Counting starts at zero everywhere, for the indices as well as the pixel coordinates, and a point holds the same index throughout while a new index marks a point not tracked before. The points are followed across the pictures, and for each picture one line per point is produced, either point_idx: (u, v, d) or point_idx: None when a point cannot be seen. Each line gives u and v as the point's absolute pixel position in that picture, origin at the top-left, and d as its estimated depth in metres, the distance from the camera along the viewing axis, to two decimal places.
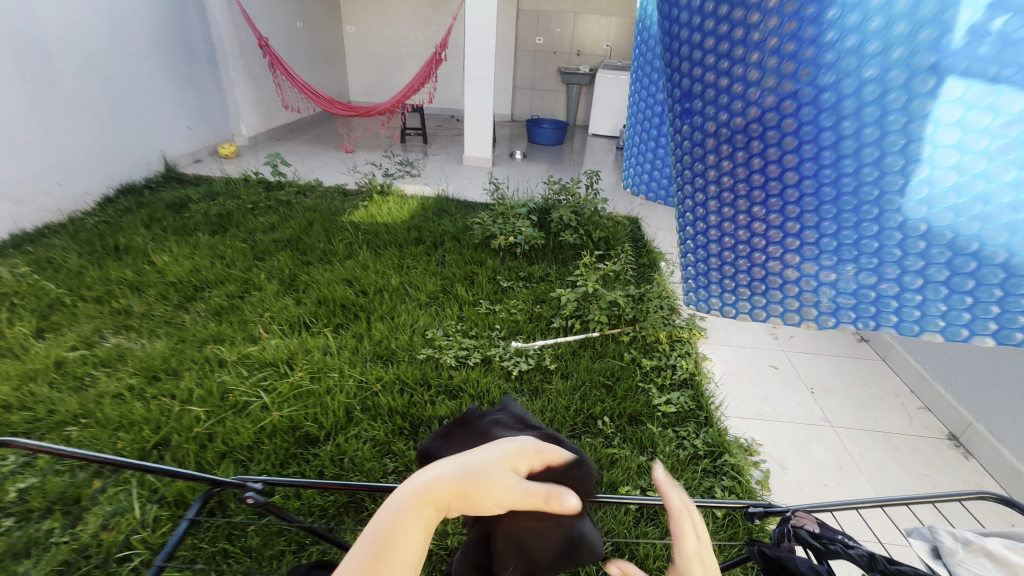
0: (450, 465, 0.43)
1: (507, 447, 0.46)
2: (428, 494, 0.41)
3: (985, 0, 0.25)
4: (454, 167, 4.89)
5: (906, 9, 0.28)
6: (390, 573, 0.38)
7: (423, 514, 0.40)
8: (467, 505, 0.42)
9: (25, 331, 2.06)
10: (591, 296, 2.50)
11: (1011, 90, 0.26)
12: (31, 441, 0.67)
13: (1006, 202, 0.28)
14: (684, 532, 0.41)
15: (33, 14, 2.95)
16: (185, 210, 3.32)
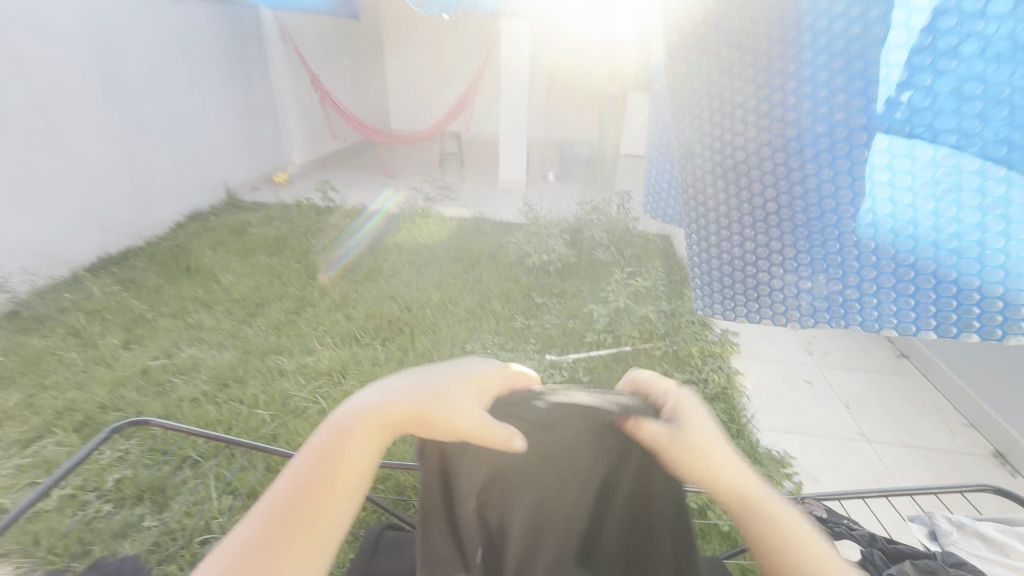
0: (415, 386, 0.51)
1: (474, 379, 0.52)
2: (383, 416, 0.49)
3: (895, 82, 0.39)
4: (489, 189, 5.10)
5: (842, 88, 0.41)
6: (339, 470, 0.49)
7: (378, 426, 0.50)
8: (421, 427, 0.50)
9: (115, 342, 2.32)
10: (623, 311, 2.59)
11: (922, 143, 0.40)
12: (164, 423, 0.92)
13: (928, 225, 0.41)
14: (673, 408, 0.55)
15: (121, 65, 3.37)
16: (246, 233, 3.63)
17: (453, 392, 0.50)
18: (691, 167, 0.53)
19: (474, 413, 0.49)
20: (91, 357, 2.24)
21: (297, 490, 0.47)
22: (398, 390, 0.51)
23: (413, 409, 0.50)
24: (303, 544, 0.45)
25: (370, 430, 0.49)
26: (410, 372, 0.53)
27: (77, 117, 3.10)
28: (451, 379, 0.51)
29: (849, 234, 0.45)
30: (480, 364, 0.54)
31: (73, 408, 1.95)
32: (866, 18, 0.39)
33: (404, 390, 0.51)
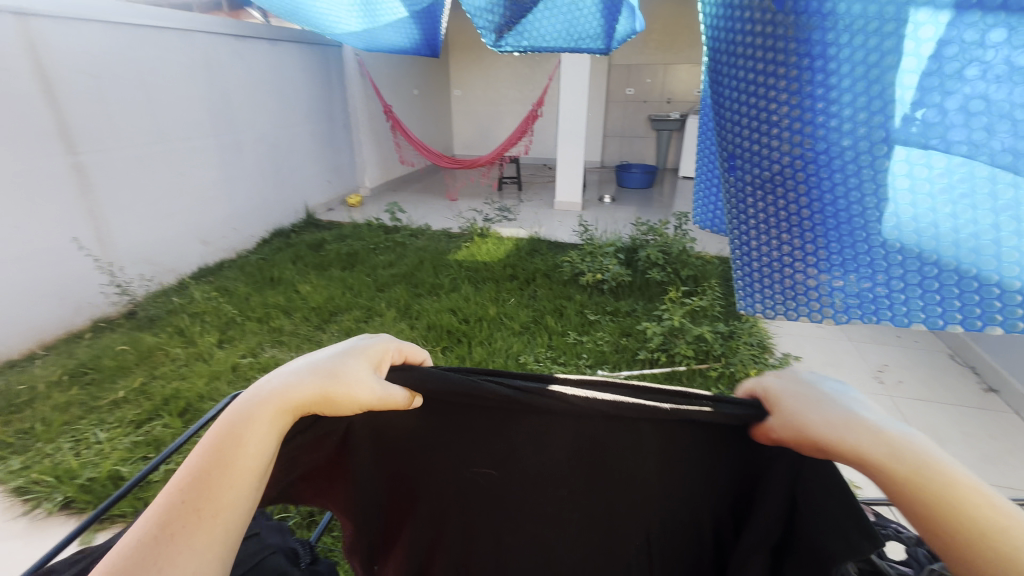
0: (310, 371, 0.61)
1: (365, 358, 0.64)
2: (288, 399, 0.59)
3: (909, 105, 0.51)
4: (546, 211, 5.24)
5: (868, 114, 0.54)
6: (236, 457, 0.55)
7: (280, 409, 0.59)
8: (326, 402, 0.61)
9: (211, 341, 2.62)
10: (677, 330, 2.59)
11: (938, 154, 0.51)
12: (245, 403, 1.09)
13: (949, 225, 0.52)
14: (776, 394, 0.62)
15: (228, 101, 3.87)
16: (322, 249, 3.98)
17: (350, 369, 0.62)
18: (733, 179, 0.65)
19: (368, 381, 0.62)
20: (191, 352, 2.54)
21: (191, 485, 0.52)
22: (294, 376, 0.61)
23: (317, 390, 0.60)
24: (208, 526, 0.50)
25: (271, 413, 0.58)
26: (304, 361, 0.63)
27: (192, 147, 3.58)
28: (345, 358, 0.63)
29: (875, 233, 0.56)
30: (370, 345, 0.66)
31: (176, 396, 2.21)
32: (881, 50, 0.52)
33: (302, 377, 0.61)
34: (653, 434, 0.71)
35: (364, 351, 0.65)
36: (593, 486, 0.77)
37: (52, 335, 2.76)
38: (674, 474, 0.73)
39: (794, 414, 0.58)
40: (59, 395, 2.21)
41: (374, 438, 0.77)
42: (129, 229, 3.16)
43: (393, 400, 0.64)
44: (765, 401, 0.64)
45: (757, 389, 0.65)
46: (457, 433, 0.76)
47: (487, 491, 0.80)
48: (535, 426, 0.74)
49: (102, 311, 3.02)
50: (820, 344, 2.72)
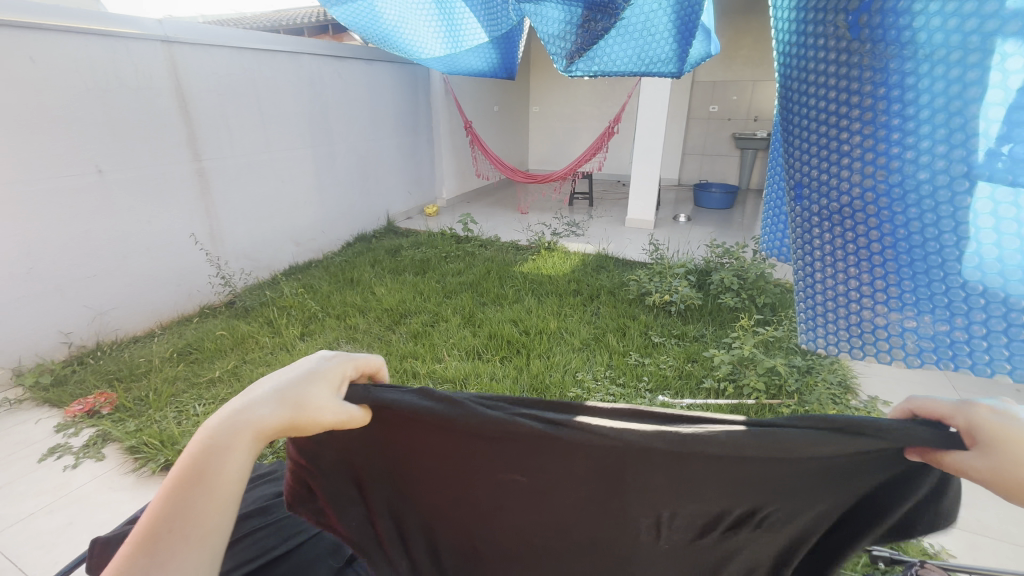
0: (277, 399, 0.60)
1: (330, 381, 0.65)
2: (260, 428, 0.59)
3: (993, 138, 0.49)
4: (616, 228, 5.17)
5: (945, 150, 0.51)
6: (214, 484, 0.56)
7: (256, 435, 0.59)
8: (300, 428, 0.61)
9: (294, 334, 2.87)
10: (749, 360, 2.44)
11: None
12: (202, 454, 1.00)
13: None
14: (987, 437, 0.53)
15: (325, 114, 4.24)
16: (399, 254, 4.21)
17: (316, 395, 0.62)
18: (800, 208, 0.64)
19: (333, 406, 0.63)
20: (277, 342, 2.80)
21: (172, 512, 0.54)
22: (259, 406, 0.60)
23: (285, 419, 0.60)
24: (196, 547, 0.54)
25: (245, 441, 0.58)
26: (272, 387, 0.62)
27: (292, 155, 3.96)
28: (310, 383, 0.63)
29: (953, 273, 0.53)
30: (333, 367, 0.67)
31: None
32: (964, 81, 0.49)
33: (271, 406, 0.60)
34: (667, 464, 0.65)
35: (325, 373, 0.65)
36: (604, 502, 0.71)
37: (168, 317, 3.17)
38: (692, 494, 0.67)
39: (1014, 469, 0.50)
40: (168, 369, 2.53)
41: (375, 444, 0.74)
42: (236, 228, 3.56)
43: (355, 422, 0.66)
44: (965, 434, 0.55)
45: (952, 418, 0.57)
46: (459, 448, 0.71)
47: (501, 498, 0.75)
48: (554, 452, 0.68)
49: (209, 299, 3.41)
50: (917, 390, 2.44)
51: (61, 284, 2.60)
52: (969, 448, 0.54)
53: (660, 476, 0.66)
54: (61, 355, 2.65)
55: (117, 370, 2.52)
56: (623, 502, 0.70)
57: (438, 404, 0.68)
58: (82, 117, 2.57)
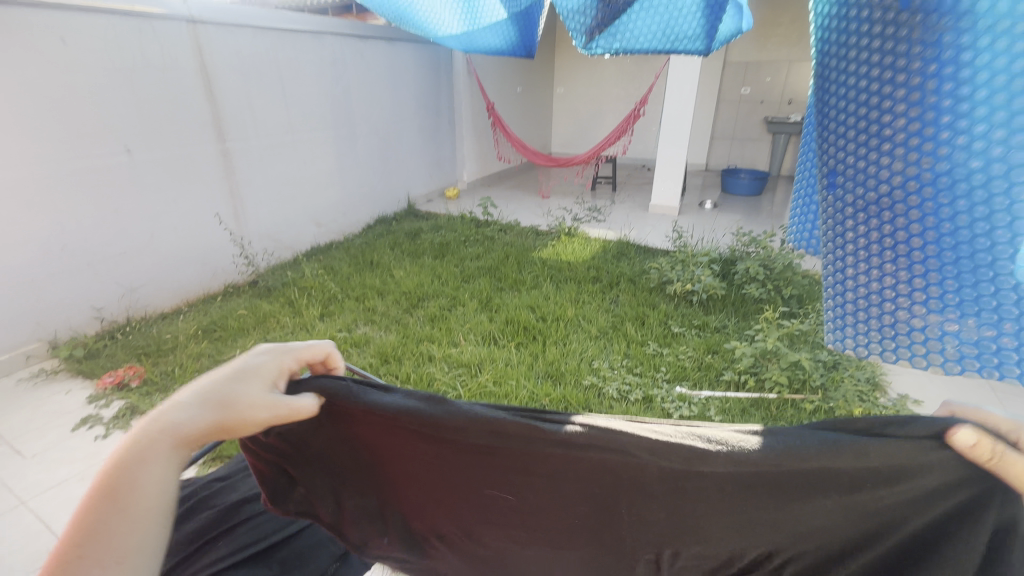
0: (199, 404, 0.60)
1: (257, 379, 0.65)
2: (182, 435, 0.58)
3: None
4: (639, 214, 5.06)
5: (1003, 135, 0.46)
6: (131, 501, 0.54)
7: (178, 443, 0.58)
8: (229, 429, 0.61)
9: (314, 314, 2.90)
10: (772, 353, 2.36)
11: None
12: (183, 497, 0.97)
13: None
14: None
15: (347, 95, 4.24)
16: (418, 237, 4.22)
17: (242, 395, 0.63)
18: (833, 196, 0.60)
19: (266, 402, 0.64)
20: (297, 322, 2.84)
21: (83, 539, 0.51)
22: (180, 412, 0.59)
23: (210, 419, 0.60)
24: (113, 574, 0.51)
25: (162, 451, 0.57)
26: (190, 395, 0.61)
27: (315, 137, 3.98)
28: (234, 385, 0.63)
29: (1003, 273, 0.49)
30: (257, 365, 0.67)
31: None
32: None
33: (191, 413, 0.59)
34: (658, 474, 0.66)
35: (252, 373, 0.66)
36: (598, 505, 0.73)
37: (194, 295, 3.25)
38: (685, 497, 0.68)
39: None
40: (193, 346, 2.60)
41: (354, 435, 0.79)
42: (260, 208, 3.61)
43: (294, 412, 0.67)
44: None
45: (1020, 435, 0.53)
46: (461, 453, 0.74)
47: (499, 501, 0.78)
48: (552, 465, 0.71)
49: (233, 278, 3.49)
50: (951, 390, 2.34)
51: (93, 260, 2.69)
52: None
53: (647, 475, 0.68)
54: (93, 329, 2.75)
55: (145, 345, 2.60)
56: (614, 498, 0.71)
57: (422, 402, 0.73)
58: (111, 97, 2.62)
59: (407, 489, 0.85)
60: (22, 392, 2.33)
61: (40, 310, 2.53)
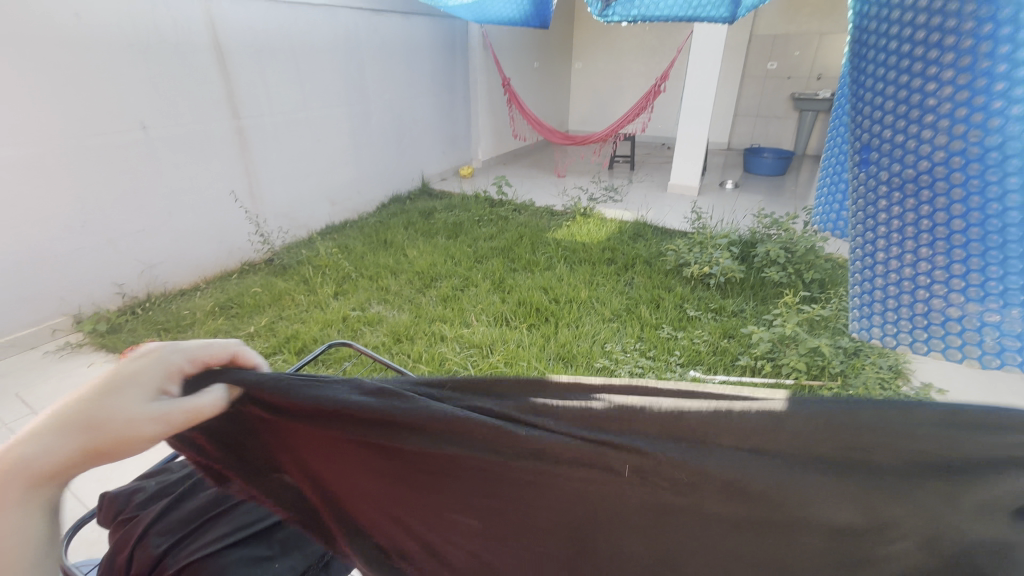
0: (61, 432, 0.57)
1: (131, 391, 0.61)
2: (48, 466, 0.56)
3: None
4: (657, 194, 4.94)
5: None
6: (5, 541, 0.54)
7: (46, 474, 0.56)
8: (110, 449, 0.59)
9: (328, 293, 2.92)
10: (790, 339, 2.30)
11: None
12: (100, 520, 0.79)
13: None
14: None
15: (361, 71, 4.18)
16: (432, 217, 4.19)
17: (113, 414, 0.59)
18: (867, 173, 0.57)
19: (148, 415, 0.61)
20: (311, 300, 2.86)
21: None
22: (32, 447, 0.56)
23: (76, 449, 0.57)
24: None
25: (26, 485, 0.55)
26: (48, 420, 0.57)
27: (329, 114, 3.94)
28: (102, 403, 0.59)
29: None
30: (130, 372, 0.62)
31: (296, 336, 2.51)
32: None
33: (54, 442, 0.56)
34: (638, 496, 0.64)
35: (126, 381, 0.62)
36: (571, 537, 0.70)
37: (211, 272, 3.30)
38: (660, 519, 0.64)
39: None
40: (211, 322, 2.64)
41: (308, 449, 0.79)
42: (275, 186, 3.62)
43: (195, 412, 0.66)
44: None
45: None
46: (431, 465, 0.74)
47: (463, 527, 0.76)
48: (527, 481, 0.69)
49: (249, 256, 3.53)
50: (979, 380, 2.26)
51: (113, 237, 2.73)
52: None
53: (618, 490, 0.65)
54: (115, 305, 2.81)
55: (164, 321, 2.66)
56: (584, 518, 0.68)
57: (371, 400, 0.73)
58: (126, 73, 2.62)
59: (368, 517, 0.82)
60: (49, 364, 2.41)
61: (64, 285, 2.59)
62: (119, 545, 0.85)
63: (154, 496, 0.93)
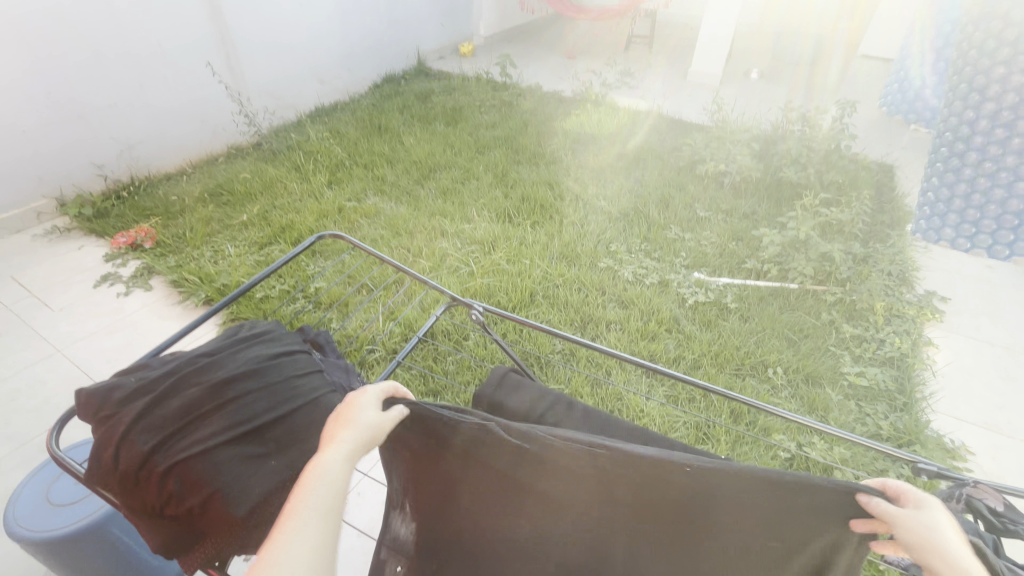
0: (362, 423, 0.60)
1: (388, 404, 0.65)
2: (352, 450, 0.57)
3: None
4: (675, 82, 4.51)
5: None
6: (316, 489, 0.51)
7: (351, 454, 0.56)
8: (371, 442, 0.60)
9: (321, 182, 2.76)
10: (801, 243, 2.24)
11: None
12: (165, 450, 0.60)
13: None
14: (917, 522, 0.49)
15: None
16: (429, 100, 3.86)
17: (375, 409, 0.63)
18: None
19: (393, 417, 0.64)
20: (304, 189, 2.71)
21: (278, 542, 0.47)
22: (330, 456, 0.55)
23: (368, 438, 0.59)
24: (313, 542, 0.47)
25: (337, 463, 0.54)
26: (357, 418, 0.60)
27: None
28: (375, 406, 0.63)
29: None
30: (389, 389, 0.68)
31: (291, 227, 2.42)
32: None
33: (353, 431, 0.58)
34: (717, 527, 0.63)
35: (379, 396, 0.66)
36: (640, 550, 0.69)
37: (197, 156, 3.09)
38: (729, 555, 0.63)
39: (921, 527, 0.49)
40: (201, 210, 2.53)
41: (413, 467, 0.75)
42: (257, 59, 3.25)
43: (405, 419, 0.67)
44: (903, 499, 0.52)
45: (905, 503, 0.52)
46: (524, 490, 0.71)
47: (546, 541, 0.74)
48: (613, 508, 0.68)
49: (235, 139, 3.28)
50: (983, 287, 2.25)
51: (83, 110, 2.52)
52: (908, 505, 0.51)
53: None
54: (98, 188, 2.68)
55: (152, 207, 2.54)
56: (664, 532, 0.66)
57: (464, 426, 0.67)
58: None
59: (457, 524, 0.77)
60: (39, 247, 2.36)
61: (40, 164, 2.45)
62: (104, 441, 0.61)
63: (136, 393, 0.65)
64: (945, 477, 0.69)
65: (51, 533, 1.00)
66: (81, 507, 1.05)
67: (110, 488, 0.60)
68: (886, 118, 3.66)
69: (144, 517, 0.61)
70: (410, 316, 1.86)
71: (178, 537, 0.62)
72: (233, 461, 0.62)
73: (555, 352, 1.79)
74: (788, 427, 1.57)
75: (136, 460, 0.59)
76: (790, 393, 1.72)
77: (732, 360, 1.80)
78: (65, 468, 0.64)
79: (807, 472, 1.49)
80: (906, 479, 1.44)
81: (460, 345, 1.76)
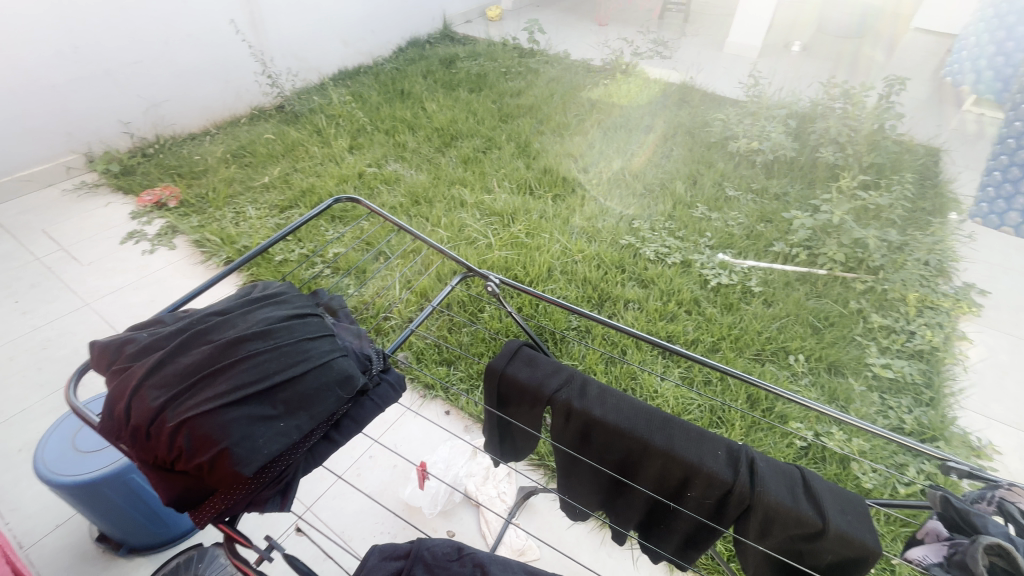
0: None
1: None
2: None
3: None
4: (710, 53, 4.30)
5: None
6: None
7: None
8: None
9: (342, 146, 2.73)
10: (833, 228, 2.14)
11: None
12: (175, 409, 0.61)
13: None
14: None
15: None
16: (454, 66, 3.76)
17: None
18: None
19: None
20: (325, 153, 2.69)
21: None
22: None
23: None
24: None
25: None
26: None
27: None
28: None
29: None
30: None
31: (311, 190, 2.41)
32: None
33: None
34: None
35: None
36: None
37: (220, 116, 3.08)
38: None
39: None
40: (223, 170, 2.54)
41: None
42: (279, 18, 3.18)
43: None
44: None
45: None
46: None
47: None
48: None
49: (258, 100, 3.26)
50: None
51: (110, 68, 2.52)
52: None
53: (751, 467, 0.65)
54: (125, 146, 2.71)
55: (177, 165, 2.56)
56: None
57: None
58: None
59: None
60: (69, 203, 2.41)
61: (69, 120, 2.48)
62: (117, 394, 0.63)
63: (146, 349, 0.67)
64: (980, 480, 0.65)
65: (78, 477, 1.05)
66: (105, 455, 1.09)
67: (127, 441, 0.63)
68: (937, 97, 3.43)
69: (156, 470, 0.63)
70: (425, 285, 1.85)
71: (189, 492, 0.64)
72: (241, 421, 0.61)
73: (571, 328, 1.77)
74: (805, 415, 1.54)
75: (148, 414, 0.60)
76: (811, 381, 1.68)
77: (752, 344, 1.75)
78: (83, 419, 0.66)
79: (823, 461, 1.46)
80: (927, 474, 1.41)
81: (475, 318, 1.75)
